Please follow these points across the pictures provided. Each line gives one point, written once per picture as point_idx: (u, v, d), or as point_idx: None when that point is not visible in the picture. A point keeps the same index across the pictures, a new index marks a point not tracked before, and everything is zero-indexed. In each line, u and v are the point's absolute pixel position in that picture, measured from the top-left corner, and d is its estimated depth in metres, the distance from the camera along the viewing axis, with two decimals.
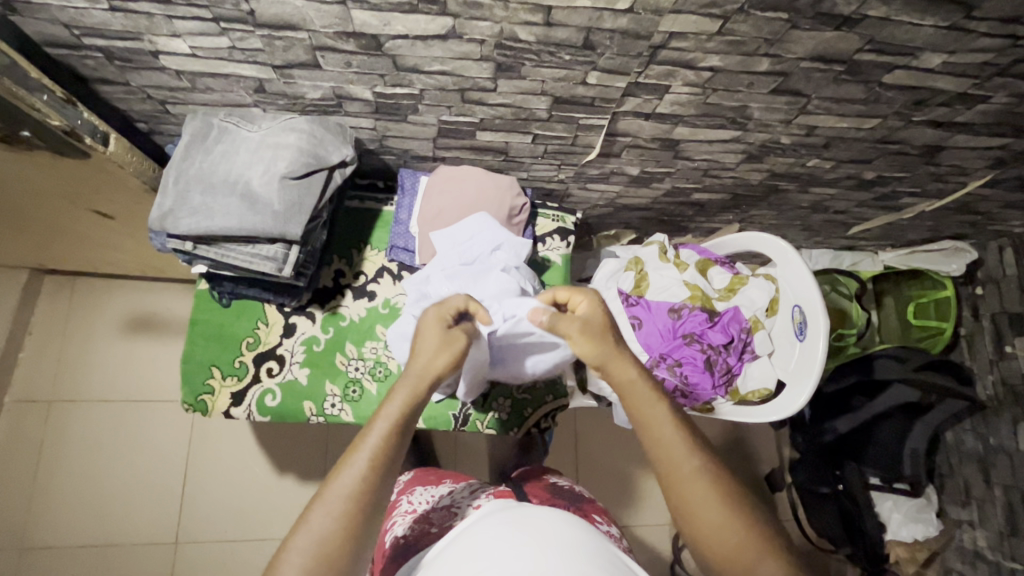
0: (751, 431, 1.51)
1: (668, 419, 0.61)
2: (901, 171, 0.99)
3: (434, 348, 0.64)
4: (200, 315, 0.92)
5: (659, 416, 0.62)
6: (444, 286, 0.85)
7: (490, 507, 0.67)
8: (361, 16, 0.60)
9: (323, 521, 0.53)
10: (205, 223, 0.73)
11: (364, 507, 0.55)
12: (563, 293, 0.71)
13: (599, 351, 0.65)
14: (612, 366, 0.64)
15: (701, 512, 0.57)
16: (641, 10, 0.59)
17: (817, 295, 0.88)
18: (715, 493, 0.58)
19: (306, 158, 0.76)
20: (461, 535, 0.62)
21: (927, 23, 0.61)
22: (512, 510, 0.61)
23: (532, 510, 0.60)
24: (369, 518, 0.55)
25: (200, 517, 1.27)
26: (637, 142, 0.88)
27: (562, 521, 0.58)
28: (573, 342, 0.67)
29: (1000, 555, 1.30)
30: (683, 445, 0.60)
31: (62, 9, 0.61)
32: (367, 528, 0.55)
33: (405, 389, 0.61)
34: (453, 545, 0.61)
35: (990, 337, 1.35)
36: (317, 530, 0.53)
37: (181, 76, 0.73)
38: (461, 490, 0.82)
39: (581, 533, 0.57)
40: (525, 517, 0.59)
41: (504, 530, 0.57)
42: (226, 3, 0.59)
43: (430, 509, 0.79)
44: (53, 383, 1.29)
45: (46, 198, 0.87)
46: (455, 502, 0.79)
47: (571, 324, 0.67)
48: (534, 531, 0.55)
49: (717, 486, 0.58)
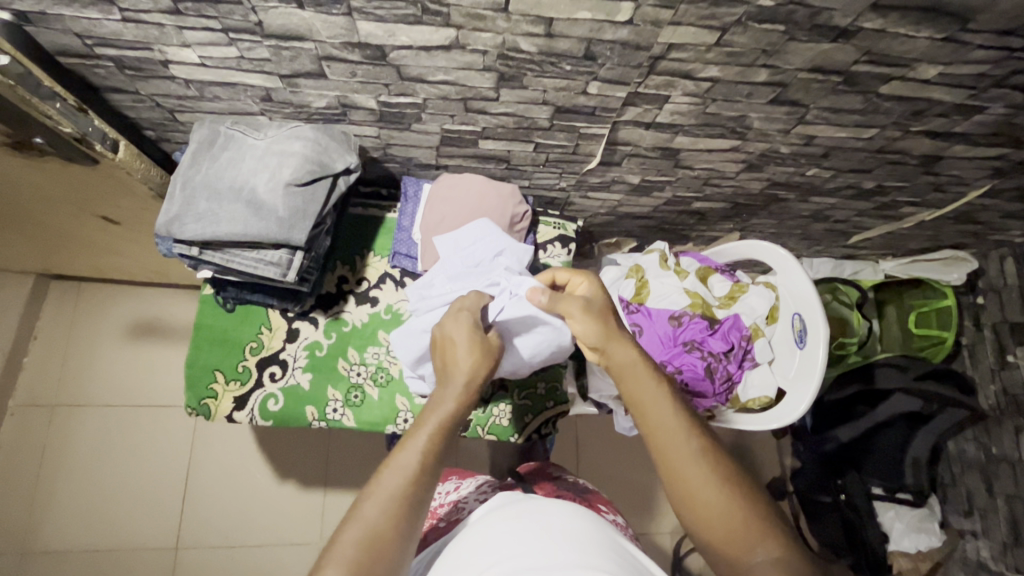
0: (753, 440, 1.51)
1: (667, 400, 0.63)
2: (901, 181, 1.00)
3: (466, 346, 0.67)
4: (203, 320, 0.93)
5: (658, 397, 0.63)
6: (444, 287, 0.84)
7: (497, 502, 0.66)
8: (367, 27, 0.62)
9: (371, 511, 0.53)
10: (213, 229, 0.74)
11: (412, 502, 0.55)
12: (565, 275, 0.77)
13: (598, 330, 0.69)
14: (612, 348, 0.67)
15: (700, 492, 0.58)
16: (641, 22, 0.60)
17: (816, 302, 0.89)
18: (713, 474, 0.58)
19: (311, 165, 0.78)
20: (471, 532, 0.61)
21: (922, 35, 0.62)
22: (524, 504, 0.61)
23: (541, 507, 0.59)
24: (416, 513, 0.55)
25: (202, 522, 1.28)
26: (638, 151, 0.89)
27: (575, 516, 0.58)
28: (573, 319, 0.71)
29: (1004, 566, 1.30)
30: (682, 426, 0.61)
31: (76, 20, 0.63)
32: (415, 523, 0.55)
33: (455, 387, 0.63)
34: (464, 540, 0.61)
35: (992, 346, 1.35)
36: (365, 519, 0.53)
37: (189, 85, 0.75)
38: (467, 486, 0.83)
39: (596, 529, 0.57)
40: (535, 516, 0.57)
41: (516, 530, 0.55)
42: (235, 14, 0.60)
43: (439, 505, 0.81)
44: (57, 387, 1.30)
45: (54, 203, 0.88)
46: (462, 497, 0.80)
47: (573, 304, 0.71)
48: (549, 525, 0.55)
49: (716, 467, 0.59)
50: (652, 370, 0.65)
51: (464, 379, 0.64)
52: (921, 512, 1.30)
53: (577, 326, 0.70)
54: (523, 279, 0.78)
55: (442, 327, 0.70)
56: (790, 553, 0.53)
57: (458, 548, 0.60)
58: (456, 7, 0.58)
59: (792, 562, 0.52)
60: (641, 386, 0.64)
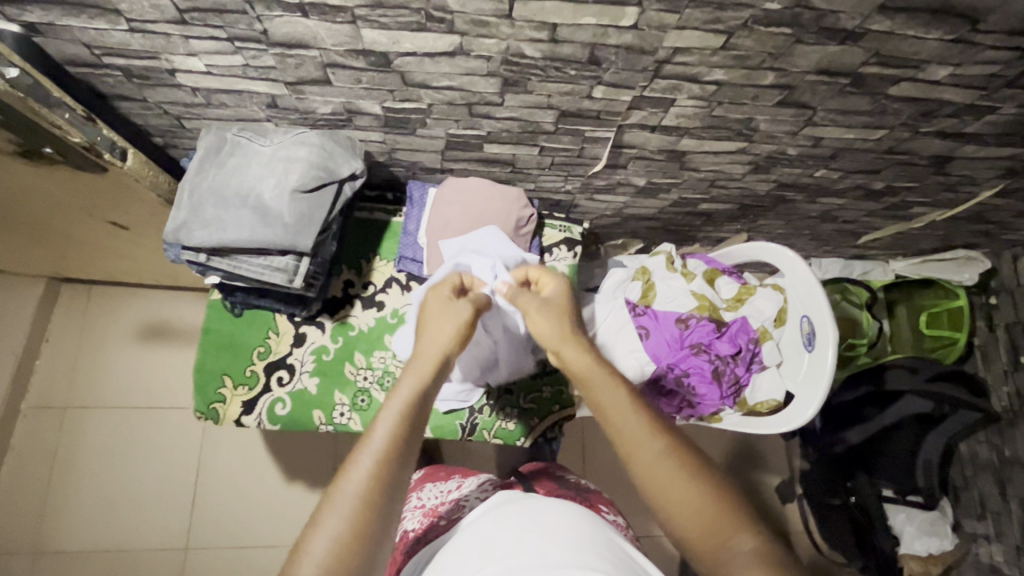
0: (761, 441, 1.50)
1: (624, 402, 0.61)
2: (911, 181, 0.99)
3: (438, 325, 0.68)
4: (212, 325, 0.94)
5: (615, 397, 0.61)
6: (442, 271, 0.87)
7: (493, 502, 0.66)
8: (371, 35, 0.62)
9: (334, 523, 0.50)
10: (218, 235, 0.75)
11: (377, 506, 0.51)
12: (534, 272, 0.78)
13: (554, 331, 0.69)
14: (567, 351, 0.66)
15: (671, 491, 0.54)
16: (645, 27, 0.60)
17: (826, 308, 0.87)
18: (683, 472, 0.55)
19: (317, 171, 0.78)
20: (464, 537, 0.61)
21: (931, 36, 0.61)
22: (523, 504, 0.61)
23: (537, 507, 0.59)
24: (380, 528, 0.51)
25: (211, 523, 1.29)
26: (643, 154, 0.89)
27: (572, 517, 0.57)
28: (531, 320, 0.71)
29: (1018, 569, 1.28)
30: (646, 427, 0.58)
31: (84, 30, 0.63)
32: (381, 534, 0.51)
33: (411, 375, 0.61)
34: (462, 540, 0.60)
35: (1005, 347, 1.33)
36: (329, 531, 0.49)
37: (196, 93, 0.75)
38: (468, 484, 0.83)
39: (594, 528, 0.57)
40: (530, 517, 0.57)
41: (510, 532, 0.55)
42: (241, 23, 0.61)
43: (439, 503, 0.81)
44: (68, 390, 1.32)
45: (65, 210, 0.89)
46: (462, 495, 0.80)
47: (532, 306, 0.72)
48: (549, 523, 0.56)
49: (685, 464, 0.56)
50: (611, 374, 0.63)
51: (419, 368, 0.62)
52: (932, 514, 1.28)
53: (541, 321, 0.70)
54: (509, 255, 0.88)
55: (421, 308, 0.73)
56: (770, 547, 0.50)
57: (457, 547, 0.59)
58: (459, 14, 0.58)
59: (774, 551, 0.49)
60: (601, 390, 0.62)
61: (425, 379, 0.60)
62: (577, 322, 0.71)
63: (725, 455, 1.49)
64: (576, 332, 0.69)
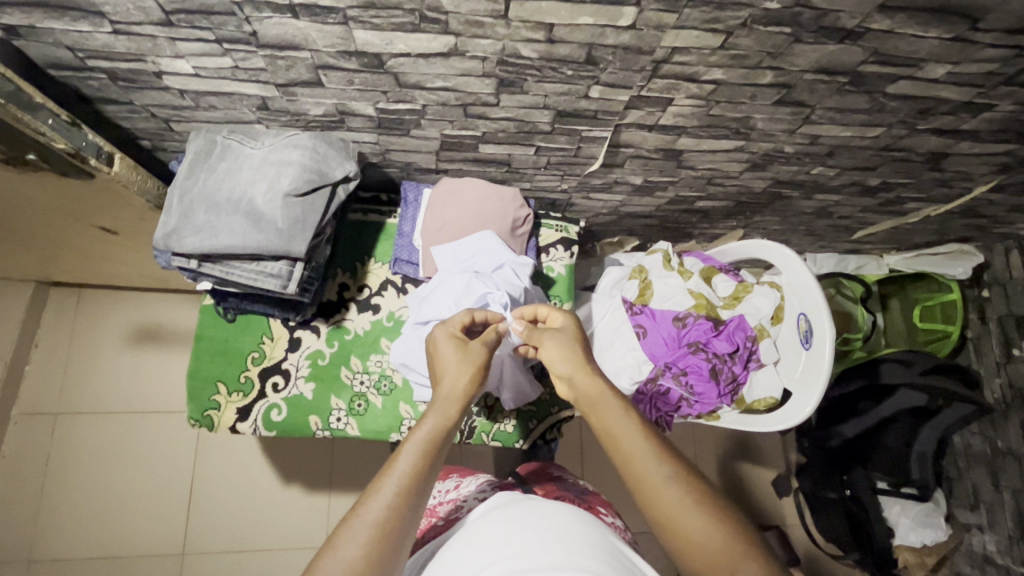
0: (758, 436, 1.51)
1: (629, 430, 0.60)
2: (906, 178, 0.99)
3: (454, 357, 0.67)
4: (205, 331, 0.92)
5: (625, 425, 0.60)
6: (439, 283, 0.88)
7: (491, 503, 0.65)
8: (363, 36, 0.61)
9: (350, 549, 0.49)
10: (209, 242, 0.73)
11: (392, 536, 0.51)
12: (543, 309, 0.77)
13: (569, 360, 0.69)
14: (576, 380, 0.67)
15: (678, 518, 0.53)
16: (643, 27, 0.59)
17: (823, 305, 0.87)
18: (691, 499, 0.54)
19: (310, 174, 0.77)
20: (460, 538, 0.60)
21: (930, 35, 0.60)
22: (526, 504, 0.60)
23: (534, 508, 0.58)
24: (396, 550, 0.51)
25: (207, 528, 1.28)
26: (641, 153, 0.88)
27: (570, 517, 0.56)
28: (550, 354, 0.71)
29: (1010, 559, 1.29)
30: (653, 455, 0.57)
31: (66, 33, 0.62)
32: (394, 560, 0.50)
33: (434, 411, 0.61)
34: (462, 537, 0.59)
35: (998, 339, 1.34)
36: (344, 557, 0.48)
37: (184, 95, 0.74)
38: (467, 485, 0.83)
39: (599, 530, 0.56)
40: (526, 517, 0.56)
41: (505, 534, 0.54)
42: (229, 25, 0.59)
43: (438, 503, 0.81)
44: (60, 396, 1.30)
45: (51, 216, 0.87)
46: (461, 495, 0.80)
47: (544, 338, 0.72)
48: (554, 522, 0.55)
49: (693, 492, 0.55)
50: (619, 400, 0.63)
51: (440, 403, 0.62)
52: (926, 506, 1.30)
53: (550, 352, 0.71)
54: (501, 260, 0.89)
55: (430, 342, 0.71)
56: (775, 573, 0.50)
57: (457, 545, 0.58)
58: (454, 14, 0.57)
59: None
60: (609, 417, 0.62)
61: (448, 416, 0.60)
62: (587, 351, 0.70)
63: (721, 450, 1.49)
64: (583, 360, 0.69)
